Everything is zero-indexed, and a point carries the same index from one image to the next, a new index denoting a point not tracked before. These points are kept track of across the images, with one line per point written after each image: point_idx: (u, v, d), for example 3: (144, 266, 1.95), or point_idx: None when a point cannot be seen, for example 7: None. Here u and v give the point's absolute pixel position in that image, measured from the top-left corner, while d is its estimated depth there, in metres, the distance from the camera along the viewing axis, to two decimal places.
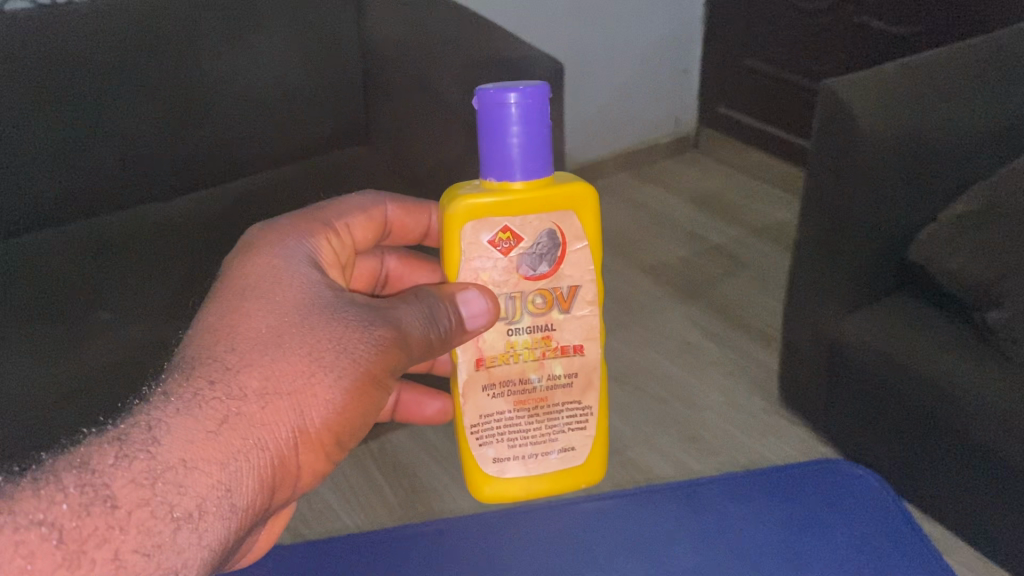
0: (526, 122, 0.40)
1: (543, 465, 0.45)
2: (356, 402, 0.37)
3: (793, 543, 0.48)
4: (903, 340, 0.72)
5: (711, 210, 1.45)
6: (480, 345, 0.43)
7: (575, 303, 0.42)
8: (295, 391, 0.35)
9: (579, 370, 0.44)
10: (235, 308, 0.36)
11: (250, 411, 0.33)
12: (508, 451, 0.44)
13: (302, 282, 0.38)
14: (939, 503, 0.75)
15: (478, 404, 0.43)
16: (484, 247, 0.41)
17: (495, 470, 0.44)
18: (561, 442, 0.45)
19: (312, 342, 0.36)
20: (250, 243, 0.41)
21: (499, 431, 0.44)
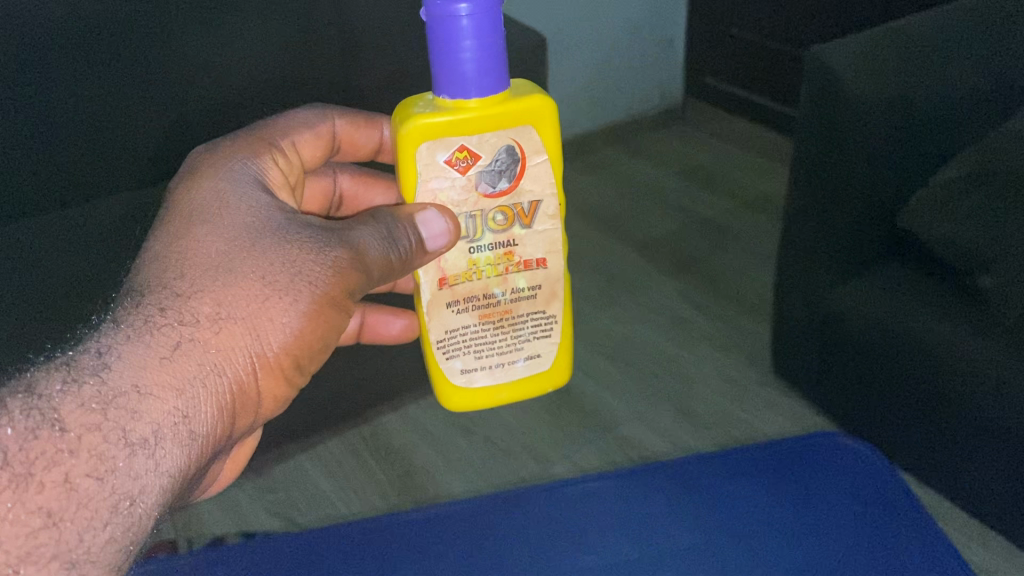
0: (479, 35, 0.39)
1: (512, 378, 0.47)
2: (314, 325, 0.39)
3: (788, 517, 0.48)
4: (895, 308, 0.72)
5: (702, 183, 1.44)
6: (443, 265, 0.44)
7: (542, 202, 0.44)
8: (248, 315, 0.36)
9: (546, 277, 0.45)
10: (186, 236, 0.38)
11: (204, 339, 0.35)
12: (473, 365, 0.46)
13: (253, 209, 0.40)
14: (932, 472, 0.75)
15: (444, 319, 0.45)
16: (448, 158, 0.42)
17: (463, 380, 0.47)
18: (532, 350, 0.47)
19: (265, 267, 0.37)
20: (201, 170, 0.42)
21: (465, 343, 0.46)
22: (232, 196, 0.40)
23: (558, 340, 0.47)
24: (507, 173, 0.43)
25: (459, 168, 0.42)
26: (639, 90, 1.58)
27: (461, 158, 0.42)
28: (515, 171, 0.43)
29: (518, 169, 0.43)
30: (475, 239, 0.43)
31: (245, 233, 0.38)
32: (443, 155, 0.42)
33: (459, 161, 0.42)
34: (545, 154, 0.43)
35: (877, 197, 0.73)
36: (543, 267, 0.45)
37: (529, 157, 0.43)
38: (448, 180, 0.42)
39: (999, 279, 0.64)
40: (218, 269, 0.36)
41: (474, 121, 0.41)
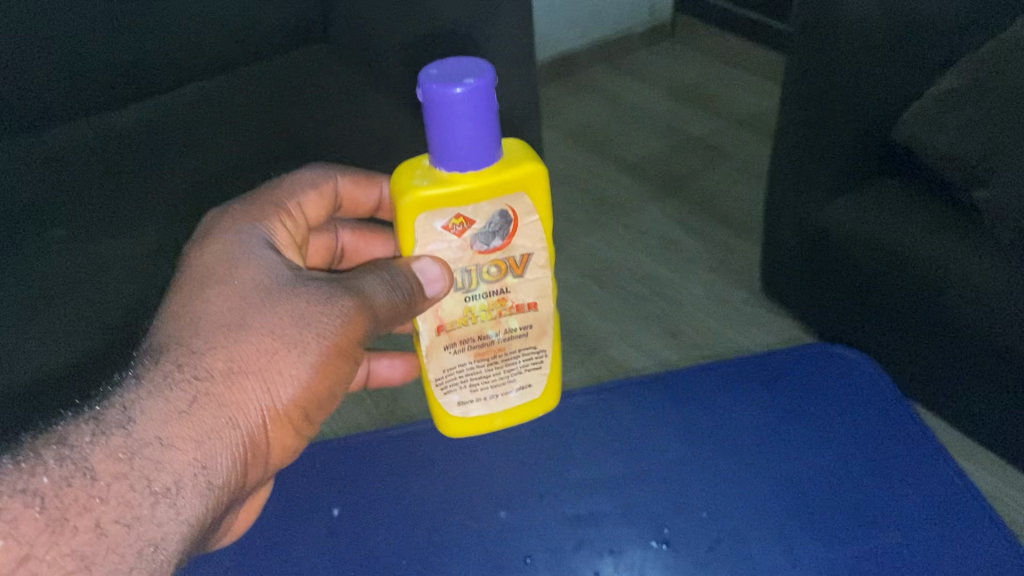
0: (474, 115, 0.35)
1: (508, 409, 0.43)
2: (326, 373, 0.35)
3: (777, 428, 0.52)
4: (885, 221, 0.73)
5: (691, 102, 1.43)
6: (438, 310, 0.40)
7: (534, 252, 0.39)
8: (259, 369, 0.33)
9: (537, 317, 0.41)
10: (197, 296, 0.34)
11: (213, 393, 0.31)
12: (470, 398, 0.42)
13: (266, 260, 0.36)
14: (916, 385, 0.77)
15: (439, 360, 0.41)
16: (442, 223, 0.38)
17: (460, 412, 0.43)
18: (526, 379, 0.43)
19: (277, 319, 0.34)
20: (218, 224, 0.38)
21: (462, 380, 0.42)
22: (237, 248, 0.36)
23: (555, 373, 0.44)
24: (501, 232, 0.38)
25: (453, 229, 0.38)
26: (628, 6, 1.55)
27: (455, 222, 0.38)
28: (511, 228, 0.38)
29: (513, 226, 0.38)
30: (469, 290, 0.39)
31: (255, 284, 0.35)
32: (438, 219, 0.38)
33: (453, 225, 0.38)
34: (539, 210, 0.39)
35: (875, 107, 0.73)
36: (534, 308, 0.41)
37: (523, 214, 0.38)
38: (443, 238, 0.38)
39: (996, 187, 0.64)
40: (232, 317, 0.33)
41: (469, 186, 0.37)
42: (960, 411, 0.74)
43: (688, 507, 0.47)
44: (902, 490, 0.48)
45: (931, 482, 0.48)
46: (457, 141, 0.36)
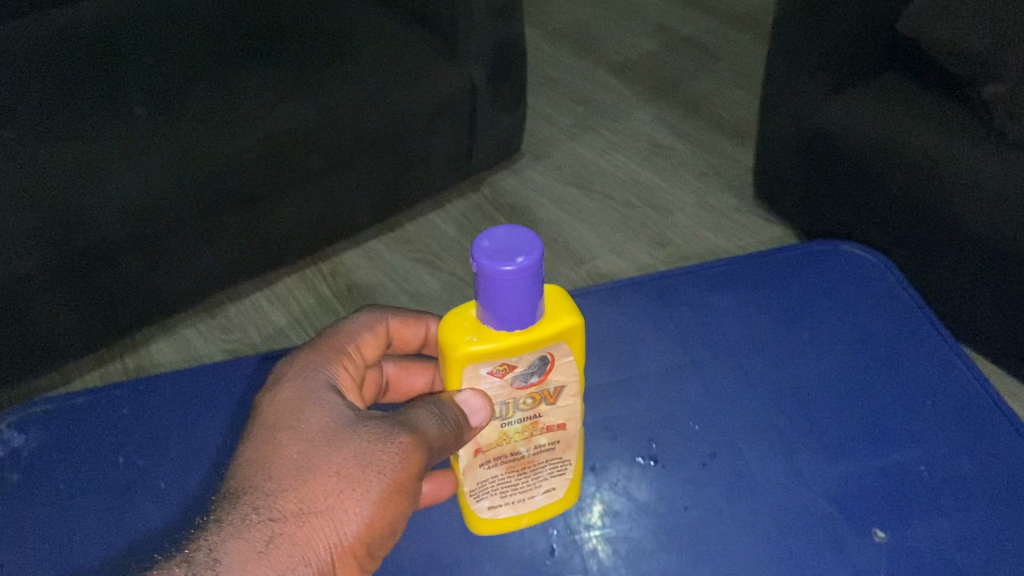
0: (525, 285, 0.51)
1: (530, 509, 0.64)
2: (387, 509, 0.49)
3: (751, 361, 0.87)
4: (883, 120, 1.05)
5: (672, 62, 1.81)
6: (478, 440, 0.58)
7: (565, 386, 0.58)
8: (326, 511, 0.47)
9: (564, 432, 0.60)
10: (281, 453, 0.48)
11: (293, 528, 0.46)
12: (499, 503, 0.63)
13: (323, 453, 0.48)
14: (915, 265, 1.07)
15: (476, 473, 0.60)
16: (487, 370, 0.55)
17: (489, 513, 0.64)
18: (548, 485, 0.63)
19: (338, 464, 0.48)
20: (278, 415, 0.51)
21: (494, 488, 0.62)
22: (287, 399, 0.52)
23: (570, 472, 0.64)
24: (538, 372, 0.56)
25: (497, 374, 0.55)
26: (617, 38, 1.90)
27: (498, 368, 0.55)
28: (546, 369, 0.56)
29: (549, 366, 0.56)
30: (508, 419, 0.58)
31: (315, 422, 0.50)
32: (484, 369, 0.55)
33: (496, 371, 0.55)
34: (571, 352, 0.56)
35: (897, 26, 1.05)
36: (561, 425, 0.60)
37: (558, 357, 0.56)
38: (491, 379, 0.55)
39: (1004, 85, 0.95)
40: (293, 471, 0.48)
41: (513, 342, 0.53)
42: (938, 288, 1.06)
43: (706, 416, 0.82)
44: (772, 375, 0.85)
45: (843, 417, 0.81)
46: (506, 299, 0.51)
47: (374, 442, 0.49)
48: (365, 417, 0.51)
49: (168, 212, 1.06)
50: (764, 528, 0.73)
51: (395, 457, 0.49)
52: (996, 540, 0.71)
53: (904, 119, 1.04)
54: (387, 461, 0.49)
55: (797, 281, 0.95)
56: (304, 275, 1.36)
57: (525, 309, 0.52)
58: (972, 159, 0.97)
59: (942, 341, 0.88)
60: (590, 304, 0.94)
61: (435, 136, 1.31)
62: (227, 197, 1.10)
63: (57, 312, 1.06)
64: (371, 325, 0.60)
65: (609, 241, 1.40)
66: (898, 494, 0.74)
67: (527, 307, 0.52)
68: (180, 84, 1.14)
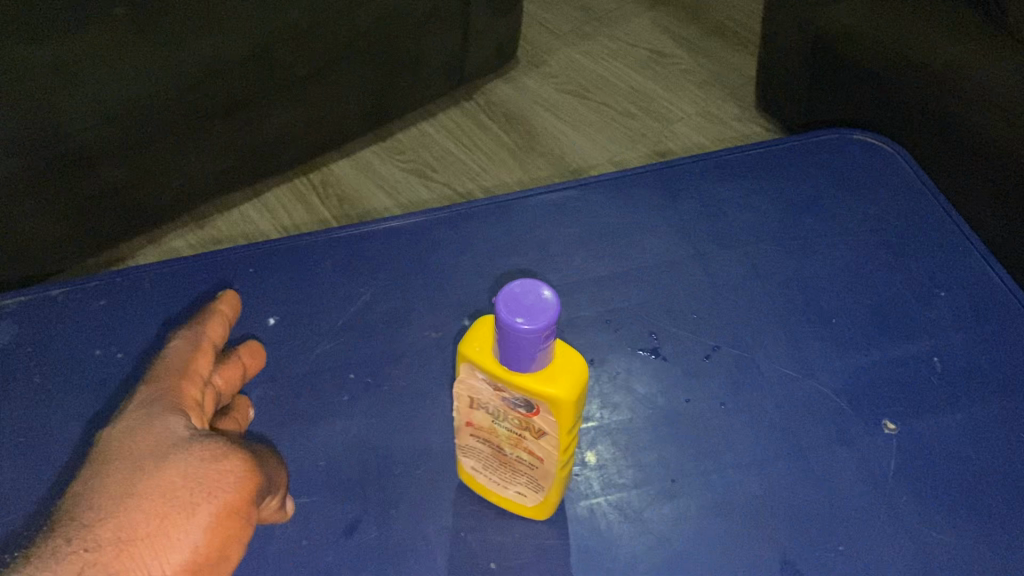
0: (522, 341, 0.49)
1: (500, 493, 0.65)
2: (220, 536, 0.42)
3: (759, 264, 0.82)
4: (889, 24, 1.04)
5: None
6: (470, 415, 0.59)
7: (547, 434, 0.55)
8: (149, 539, 0.41)
9: (544, 462, 0.59)
10: (116, 481, 0.43)
11: (106, 557, 0.40)
12: (478, 471, 0.64)
13: (151, 475, 0.43)
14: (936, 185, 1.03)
15: (465, 436, 0.61)
16: (483, 377, 0.55)
17: (472, 471, 0.65)
18: (522, 492, 0.63)
19: (166, 491, 0.42)
20: (120, 441, 0.45)
21: (477, 457, 0.63)
22: (138, 416, 0.46)
23: (545, 497, 0.63)
24: (526, 408, 0.54)
25: (491, 387, 0.55)
26: None
27: (492, 384, 0.54)
28: (532, 411, 0.54)
29: (535, 411, 0.54)
30: (494, 420, 0.58)
31: (162, 444, 0.44)
32: (480, 374, 0.54)
33: (490, 384, 0.54)
34: (560, 416, 0.54)
35: None
36: (542, 458, 0.58)
37: (543, 411, 0.54)
38: (483, 384, 0.55)
39: None
40: (123, 493, 0.42)
41: (509, 373, 0.53)
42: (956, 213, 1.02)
43: (687, 310, 0.79)
44: (767, 277, 0.81)
45: (844, 321, 0.77)
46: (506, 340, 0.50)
47: (212, 460, 0.43)
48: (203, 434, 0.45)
49: (147, 114, 1.02)
50: (768, 418, 0.71)
51: (236, 474, 0.43)
52: (1009, 433, 0.69)
53: (916, 24, 1.01)
54: (224, 480, 0.43)
55: (805, 170, 0.91)
56: (292, 184, 1.30)
57: (520, 361, 0.51)
58: (980, 67, 0.94)
59: (955, 232, 0.84)
60: (586, 193, 0.90)
61: (425, 37, 1.27)
62: (212, 102, 1.08)
63: (28, 224, 1.03)
64: (196, 342, 0.51)
65: (607, 150, 1.34)
66: (905, 388, 0.72)
67: (523, 359, 0.51)
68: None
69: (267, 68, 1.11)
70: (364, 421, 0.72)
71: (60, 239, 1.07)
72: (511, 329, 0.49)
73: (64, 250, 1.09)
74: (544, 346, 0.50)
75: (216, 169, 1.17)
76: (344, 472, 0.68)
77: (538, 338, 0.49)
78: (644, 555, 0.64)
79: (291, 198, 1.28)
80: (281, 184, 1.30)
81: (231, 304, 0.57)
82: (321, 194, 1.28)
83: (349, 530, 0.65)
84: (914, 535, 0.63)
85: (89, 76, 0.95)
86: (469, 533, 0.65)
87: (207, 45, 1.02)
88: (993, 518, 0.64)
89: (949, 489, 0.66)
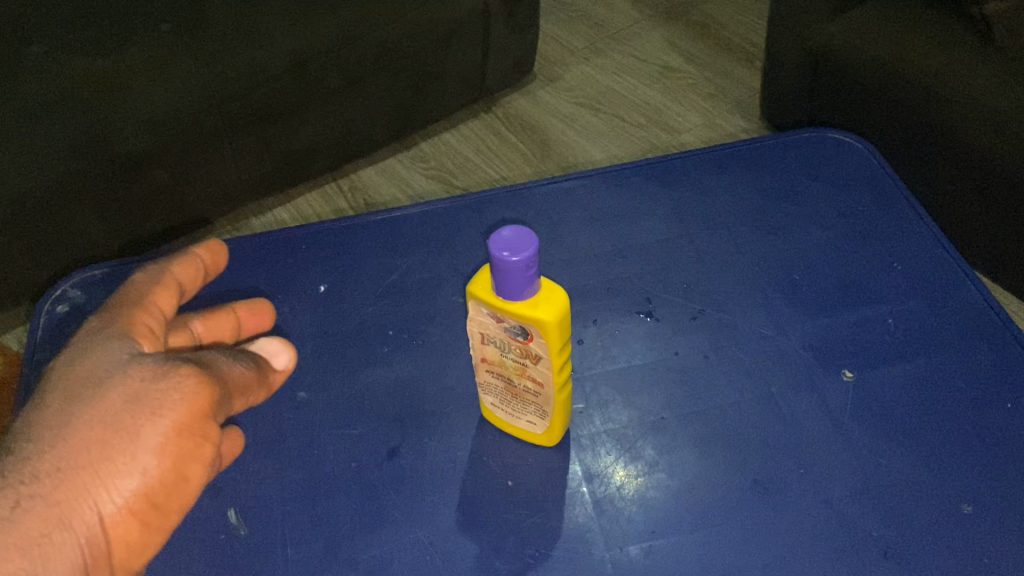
0: (507, 270, 0.65)
1: (515, 425, 0.80)
2: (170, 450, 0.51)
3: (738, 243, 0.98)
4: (889, 36, 1.19)
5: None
6: (483, 350, 0.75)
7: (542, 356, 0.71)
8: (92, 467, 0.49)
9: (545, 387, 0.74)
10: (61, 411, 0.51)
11: (49, 489, 0.48)
12: (495, 405, 0.80)
13: (93, 405, 0.50)
14: (930, 176, 1.20)
15: (482, 372, 0.77)
16: (489, 312, 0.70)
17: (491, 406, 0.80)
18: (532, 420, 0.78)
19: (102, 419, 0.50)
20: (68, 369, 0.53)
21: (494, 391, 0.78)
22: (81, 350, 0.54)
23: (552, 423, 0.78)
24: (523, 336, 0.70)
25: (495, 319, 0.70)
26: None
27: (498, 317, 0.70)
28: (529, 337, 0.70)
29: (530, 337, 0.70)
30: (503, 352, 0.73)
31: (96, 371, 0.52)
32: (486, 310, 0.70)
33: (495, 317, 0.70)
34: (548, 337, 0.69)
35: None
36: (542, 382, 0.74)
37: (536, 335, 0.69)
38: (489, 319, 0.71)
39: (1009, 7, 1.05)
40: (62, 418, 0.50)
41: (504, 302, 0.68)
42: (951, 199, 1.19)
43: (677, 279, 0.94)
44: (741, 253, 0.96)
45: (802, 289, 0.92)
46: (499, 272, 0.66)
47: (150, 383, 0.51)
48: (141, 358, 0.53)
49: (190, 120, 1.19)
50: (740, 366, 0.86)
51: (174, 396, 0.51)
52: (948, 381, 0.83)
53: (914, 40, 1.17)
54: (163, 402, 0.51)
55: (785, 164, 1.07)
56: (324, 191, 1.46)
57: (509, 287, 0.67)
58: (978, 77, 1.10)
59: (915, 217, 0.99)
60: (594, 185, 1.05)
61: (451, 56, 1.43)
62: (254, 110, 1.24)
63: (82, 219, 1.19)
64: (155, 280, 0.59)
65: (613, 156, 1.50)
66: (857, 344, 0.87)
67: (515, 285, 0.66)
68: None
69: (302, 80, 1.26)
70: (403, 368, 0.87)
71: (115, 232, 1.24)
72: (499, 270, 0.66)
73: (118, 243, 1.26)
74: (531, 272, 0.66)
75: (258, 172, 1.34)
76: (384, 407, 0.84)
77: (519, 271, 0.65)
78: (636, 476, 0.78)
79: (323, 202, 1.44)
80: (312, 190, 1.46)
81: (212, 254, 0.65)
82: (351, 199, 1.45)
83: (391, 453, 0.81)
84: (861, 461, 0.78)
85: (132, 88, 1.13)
86: (490, 457, 0.80)
87: (255, 58, 1.20)
88: (928, 447, 0.78)
89: (886, 423, 0.80)
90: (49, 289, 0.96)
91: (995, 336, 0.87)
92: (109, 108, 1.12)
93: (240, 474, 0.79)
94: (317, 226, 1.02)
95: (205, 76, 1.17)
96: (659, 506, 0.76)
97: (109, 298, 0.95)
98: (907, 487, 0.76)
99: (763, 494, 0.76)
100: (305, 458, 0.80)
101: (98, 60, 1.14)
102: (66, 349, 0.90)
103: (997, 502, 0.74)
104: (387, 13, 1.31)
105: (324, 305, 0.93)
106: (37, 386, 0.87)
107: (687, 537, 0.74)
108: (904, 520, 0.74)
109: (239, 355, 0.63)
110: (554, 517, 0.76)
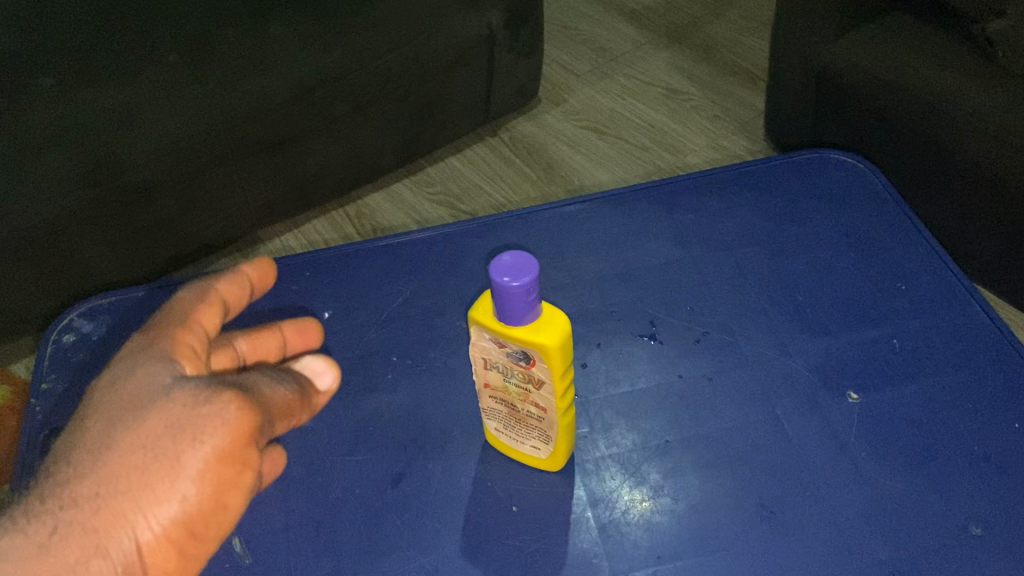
0: (505, 292, 0.65)
1: (517, 450, 0.80)
2: (212, 476, 0.51)
3: (741, 264, 0.98)
4: (890, 56, 1.20)
5: (686, 10, 1.91)
6: (486, 376, 0.75)
7: (545, 381, 0.71)
8: (131, 494, 0.49)
9: (548, 411, 0.74)
10: (103, 434, 0.52)
11: (88, 515, 0.49)
12: (499, 430, 0.79)
13: (135, 428, 0.51)
14: (935, 193, 1.20)
15: (485, 398, 0.77)
16: (489, 336, 0.70)
17: (494, 431, 0.80)
18: (535, 445, 0.78)
19: (143, 444, 0.51)
20: (112, 393, 0.54)
21: (497, 416, 0.78)
22: (123, 373, 0.55)
23: (555, 447, 0.78)
24: (524, 360, 0.70)
25: (495, 343, 0.70)
26: None
27: (498, 340, 0.70)
28: (530, 362, 0.70)
29: (532, 361, 0.70)
30: (506, 377, 0.73)
31: (137, 396, 0.53)
32: (485, 332, 0.70)
33: (495, 340, 0.70)
34: (550, 363, 0.69)
35: None
36: (545, 407, 0.73)
37: (537, 359, 0.69)
38: (489, 343, 0.71)
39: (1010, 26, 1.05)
40: (100, 443, 0.51)
41: (502, 325, 0.69)
42: (956, 216, 1.19)
43: (679, 302, 0.94)
44: (745, 274, 0.96)
45: (807, 310, 0.92)
46: (497, 296, 0.66)
47: (191, 407, 0.51)
48: (182, 382, 0.54)
49: (197, 150, 1.20)
50: (745, 388, 0.85)
51: (216, 422, 0.51)
52: (955, 400, 0.83)
53: (916, 60, 1.17)
54: (203, 428, 0.50)
55: (788, 185, 1.07)
56: (330, 218, 1.47)
57: (507, 309, 0.67)
58: (981, 95, 1.10)
59: (918, 235, 0.99)
60: (596, 208, 1.06)
61: (454, 81, 1.44)
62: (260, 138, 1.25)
63: (92, 249, 1.20)
64: (201, 298, 0.61)
65: (618, 178, 1.51)
66: (863, 364, 0.86)
67: (514, 309, 0.66)
68: (210, 26, 1.24)
69: (308, 108, 1.27)
70: (407, 393, 0.87)
71: (125, 262, 1.25)
72: (500, 296, 0.66)
73: (130, 272, 1.27)
74: (531, 294, 0.66)
75: (264, 200, 1.34)
76: (388, 433, 0.84)
77: (520, 294, 0.65)
78: (642, 500, 0.78)
79: (330, 227, 1.45)
80: (319, 216, 1.47)
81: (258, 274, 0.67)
82: (357, 225, 1.45)
83: (395, 480, 0.80)
84: (868, 483, 0.77)
85: (144, 114, 1.14)
86: (495, 483, 0.80)
87: (261, 88, 1.21)
88: (935, 467, 0.78)
89: (894, 444, 0.80)
90: (56, 320, 0.96)
91: (1002, 353, 0.86)
92: (122, 131, 1.13)
93: (244, 501, 0.79)
94: (322, 252, 1.02)
95: (215, 105, 1.18)
96: (666, 531, 0.76)
97: (115, 327, 0.95)
98: (916, 509, 0.75)
99: (771, 519, 0.76)
100: (310, 485, 0.80)
101: (103, 92, 1.13)
102: (71, 378, 0.90)
103: (1006, 523, 0.74)
104: (391, 39, 1.31)
105: (328, 330, 0.94)
106: (42, 414, 0.87)
107: (695, 562, 0.73)
108: (914, 541, 0.73)
109: (285, 374, 0.65)
110: (560, 542, 0.75)
